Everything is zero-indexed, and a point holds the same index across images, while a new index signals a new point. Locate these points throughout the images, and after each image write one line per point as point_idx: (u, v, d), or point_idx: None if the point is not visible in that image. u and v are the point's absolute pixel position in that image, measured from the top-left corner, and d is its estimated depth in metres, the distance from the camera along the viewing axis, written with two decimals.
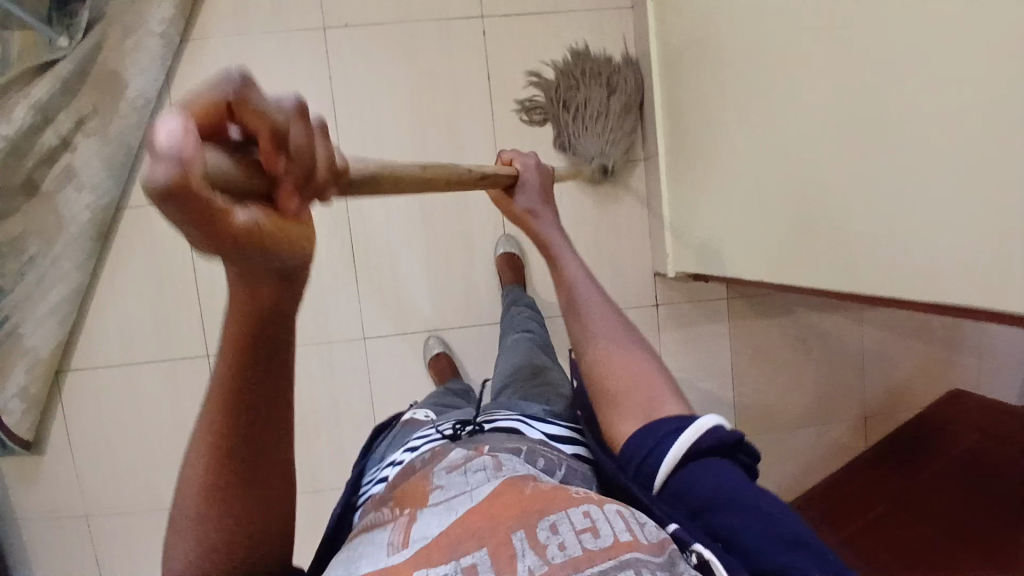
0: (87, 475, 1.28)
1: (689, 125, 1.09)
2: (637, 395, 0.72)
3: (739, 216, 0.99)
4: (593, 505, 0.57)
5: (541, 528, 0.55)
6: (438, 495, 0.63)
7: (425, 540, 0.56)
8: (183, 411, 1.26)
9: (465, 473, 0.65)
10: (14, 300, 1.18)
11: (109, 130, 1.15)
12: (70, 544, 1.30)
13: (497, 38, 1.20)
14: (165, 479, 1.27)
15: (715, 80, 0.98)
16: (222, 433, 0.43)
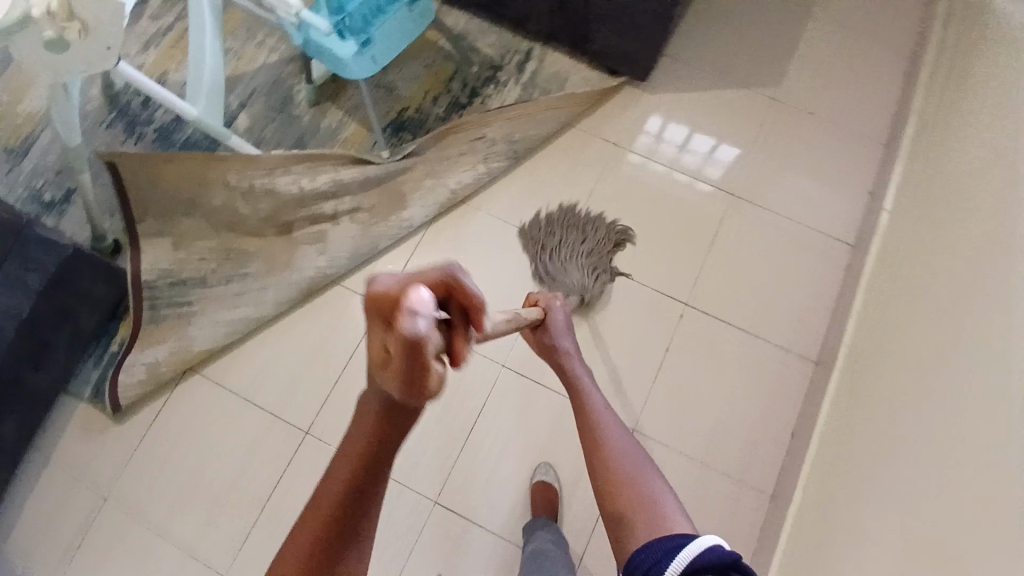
0: (133, 468, 1.28)
1: (836, 480, 1.09)
2: (640, 501, 0.76)
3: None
4: None
5: None
6: None
7: None
8: (250, 465, 1.27)
9: None
10: (209, 293, 1.34)
11: (371, 227, 1.38)
12: (67, 521, 1.25)
13: (690, 325, 1.33)
14: (188, 517, 1.25)
15: (886, 447, 1.01)
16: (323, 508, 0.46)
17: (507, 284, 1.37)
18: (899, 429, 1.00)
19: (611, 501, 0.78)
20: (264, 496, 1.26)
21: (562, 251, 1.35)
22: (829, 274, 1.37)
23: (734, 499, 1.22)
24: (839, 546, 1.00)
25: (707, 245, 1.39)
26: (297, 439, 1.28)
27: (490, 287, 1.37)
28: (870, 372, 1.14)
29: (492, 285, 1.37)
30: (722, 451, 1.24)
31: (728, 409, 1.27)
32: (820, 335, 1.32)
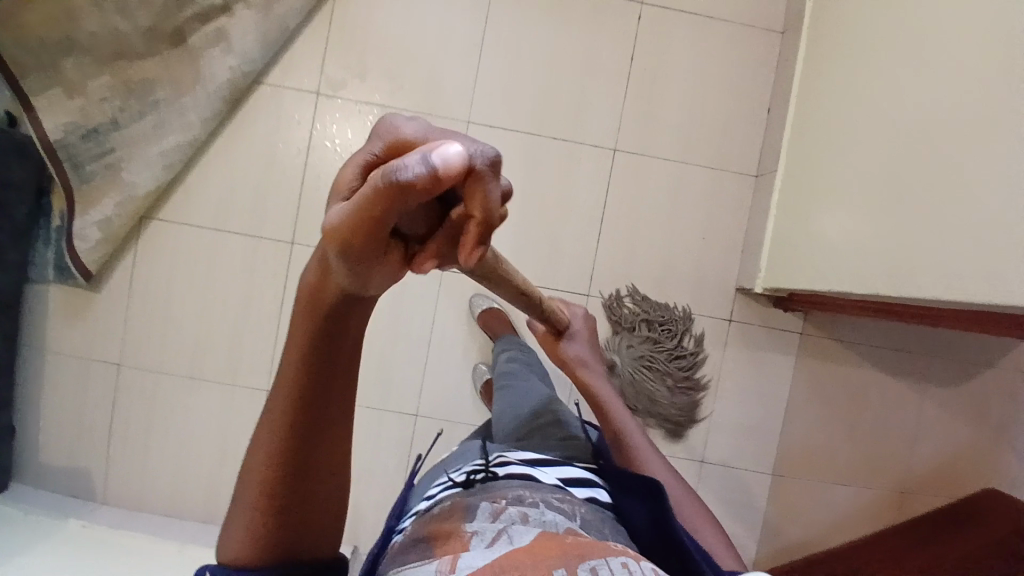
0: (133, 327, 1.25)
1: (812, 134, 1.12)
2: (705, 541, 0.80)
3: (847, 214, 0.99)
4: (632, 559, 0.55)
5: (582, 570, 0.52)
6: (470, 535, 0.60)
7: (469, 569, 0.53)
8: (248, 291, 1.24)
9: (499, 520, 0.63)
10: (128, 135, 1.18)
11: (273, 5, 1.19)
12: (93, 393, 1.25)
13: (648, 27, 1.27)
14: (207, 354, 1.24)
15: (852, 85, 1.02)
16: (267, 447, 0.41)
17: (447, 35, 1.26)
18: (865, 59, 0.99)
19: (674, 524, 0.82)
20: (273, 313, 1.25)
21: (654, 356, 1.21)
22: None
23: (719, 189, 1.27)
24: (830, 192, 1.04)
25: None
26: (286, 253, 1.25)
27: (431, 44, 1.26)
28: (828, 13, 1.11)
29: (433, 41, 1.26)
30: (697, 146, 1.27)
31: (699, 106, 1.27)
32: (777, 4, 1.28)
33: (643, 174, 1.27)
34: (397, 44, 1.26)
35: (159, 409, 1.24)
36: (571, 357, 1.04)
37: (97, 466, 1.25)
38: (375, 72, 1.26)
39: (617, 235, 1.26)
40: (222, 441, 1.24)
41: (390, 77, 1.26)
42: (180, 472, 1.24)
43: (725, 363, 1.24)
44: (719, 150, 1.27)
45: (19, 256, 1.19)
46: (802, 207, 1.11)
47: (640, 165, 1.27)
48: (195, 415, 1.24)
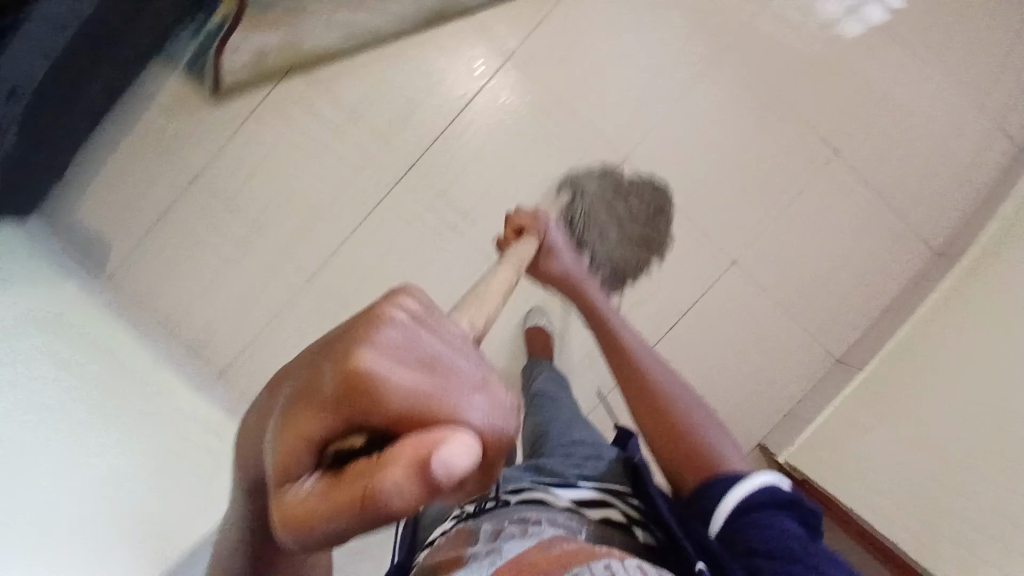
0: (231, 154, 1.25)
1: (925, 369, 1.10)
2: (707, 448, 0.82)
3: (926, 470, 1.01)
4: (612, 561, 0.58)
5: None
6: (472, 558, 0.65)
7: None
8: (348, 184, 1.25)
9: (498, 540, 0.67)
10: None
11: None
12: (164, 189, 1.27)
13: (828, 176, 1.20)
14: (281, 217, 1.26)
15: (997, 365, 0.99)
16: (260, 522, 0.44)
17: (648, 75, 1.22)
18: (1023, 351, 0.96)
19: (669, 439, 0.84)
20: (355, 216, 1.26)
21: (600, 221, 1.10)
22: (994, 148, 1.21)
23: (801, 356, 1.22)
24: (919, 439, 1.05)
25: (877, 90, 1.21)
26: (399, 178, 1.24)
27: (630, 72, 1.22)
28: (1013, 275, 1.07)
29: (633, 71, 1.22)
30: (810, 307, 1.21)
31: (834, 271, 1.21)
32: (956, 214, 1.22)
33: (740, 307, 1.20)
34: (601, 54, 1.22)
35: (220, 243, 1.27)
36: (556, 276, 1.01)
37: (129, 246, 1.28)
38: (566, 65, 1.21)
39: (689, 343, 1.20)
40: (248, 296, 1.27)
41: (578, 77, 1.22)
42: (206, 309, 1.28)
43: None
44: (824, 318, 1.21)
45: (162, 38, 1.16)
46: (875, 426, 1.11)
47: (744, 298, 1.20)
48: (243, 268, 1.26)
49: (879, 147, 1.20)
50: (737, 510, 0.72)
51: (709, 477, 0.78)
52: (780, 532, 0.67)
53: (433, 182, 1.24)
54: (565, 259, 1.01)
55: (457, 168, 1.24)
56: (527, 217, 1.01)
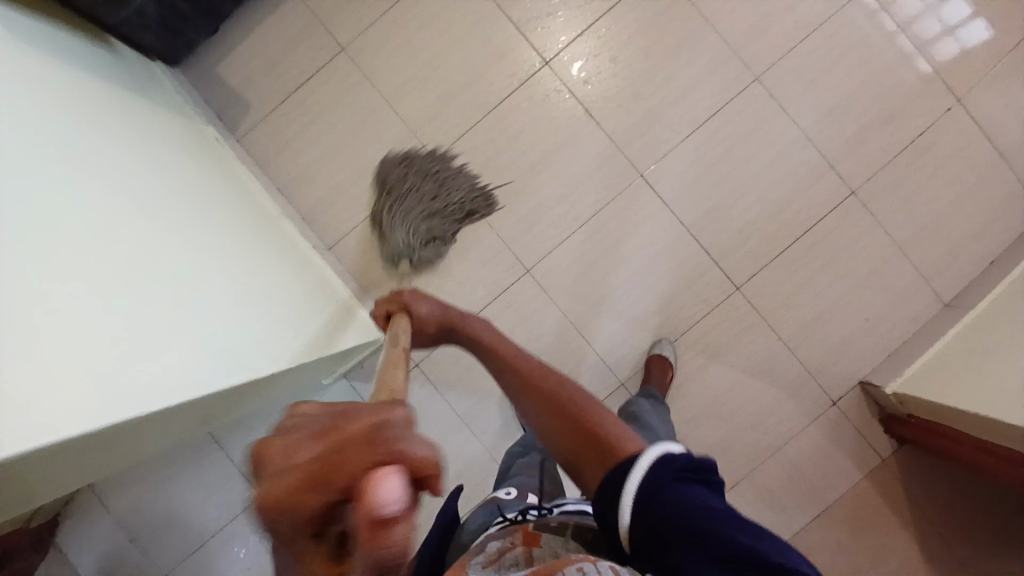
0: (374, 33, 1.27)
1: None
2: (600, 435, 0.54)
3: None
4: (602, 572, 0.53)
5: None
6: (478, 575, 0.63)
7: None
8: (483, 73, 1.26)
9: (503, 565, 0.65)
10: None
11: None
12: (302, 56, 1.29)
13: (952, 122, 1.21)
14: (410, 94, 1.27)
15: None
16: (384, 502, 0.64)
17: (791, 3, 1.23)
18: None
19: (582, 426, 0.55)
20: (485, 104, 1.26)
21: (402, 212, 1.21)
22: None
23: (908, 291, 1.21)
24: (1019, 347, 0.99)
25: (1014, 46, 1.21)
26: (532, 68, 1.25)
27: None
28: None
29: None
30: (926, 247, 1.21)
31: (949, 214, 1.21)
32: None
33: (855, 232, 1.22)
34: None
35: (343, 110, 1.28)
36: (439, 326, 0.84)
37: (258, 108, 1.29)
38: None
39: (796, 267, 1.22)
40: (366, 169, 1.27)
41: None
42: (318, 170, 1.28)
43: (800, 433, 1.21)
44: (935, 256, 1.21)
45: None
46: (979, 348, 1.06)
47: (861, 225, 1.22)
48: (364, 136, 1.27)
49: (1011, 102, 1.21)
50: (643, 493, 0.49)
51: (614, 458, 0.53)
52: (685, 498, 0.49)
53: (564, 78, 1.25)
54: (430, 307, 0.85)
55: (589, 69, 1.25)
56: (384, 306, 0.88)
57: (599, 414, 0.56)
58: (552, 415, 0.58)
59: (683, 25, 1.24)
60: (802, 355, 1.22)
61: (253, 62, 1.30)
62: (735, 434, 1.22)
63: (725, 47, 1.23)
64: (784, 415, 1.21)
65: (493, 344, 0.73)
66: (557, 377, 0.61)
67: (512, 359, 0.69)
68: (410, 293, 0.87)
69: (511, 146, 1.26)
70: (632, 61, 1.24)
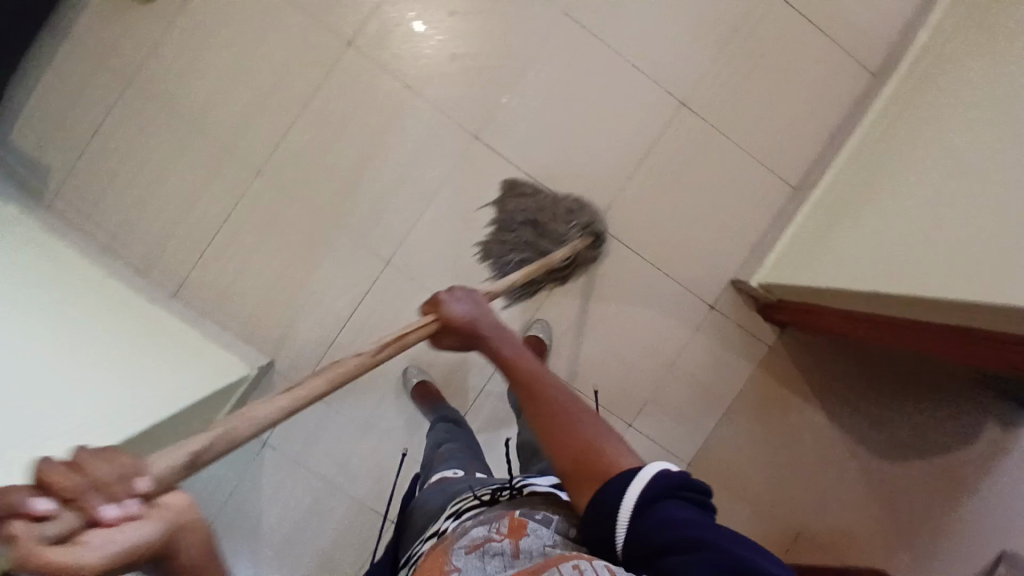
0: (162, 56, 1.17)
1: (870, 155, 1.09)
2: (591, 444, 0.60)
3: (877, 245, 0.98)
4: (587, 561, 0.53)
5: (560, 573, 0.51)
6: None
7: None
8: (287, 70, 1.17)
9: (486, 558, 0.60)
10: None
11: None
12: (89, 98, 1.17)
13: (762, 10, 1.22)
14: (216, 111, 1.17)
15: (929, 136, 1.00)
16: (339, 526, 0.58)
17: None
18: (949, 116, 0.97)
19: (584, 459, 0.59)
20: (299, 101, 1.18)
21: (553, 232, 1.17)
22: None
23: (756, 185, 1.24)
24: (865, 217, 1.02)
25: None
26: (337, 52, 1.17)
27: None
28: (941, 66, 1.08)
29: None
30: (764, 138, 1.23)
31: (779, 101, 1.23)
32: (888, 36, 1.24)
33: (695, 142, 1.23)
34: None
35: (149, 145, 1.17)
36: (455, 344, 0.78)
37: (57, 165, 1.18)
38: None
39: (648, 189, 1.23)
40: (191, 202, 1.17)
41: None
42: (139, 215, 1.17)
43: (691, 346, 1.24)
44: (774, 146, 1.24)
45: None
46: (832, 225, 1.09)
47: (699, 133, 1.23)
48: (180, 168, 1.17)
49: None
50: (642, 505, 0.54)
51: (604, 471, 0.58)
52: (681, 513, 0.53)
53: (374, 55, 1.18)
54: (462, 306, 0.77)
55: (397, 39, 1.18)
56: (431, 303, 0.80)
57: (602, 442, 0.60)
58: (546, 426, 0.62)
59: None
60: (674, 272, 1.24)
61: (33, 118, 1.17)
62: (630, 363, 1.24)
63: None
64: (672, 334, 1.24)
65: (496, 349, 0.71)
66: (562, 402, 0.63)
67: (528, 371, 0.67)
68: (456, 296, 0.78)
69: (338, 139, 1.19)
70: (438, 21, 1.19)
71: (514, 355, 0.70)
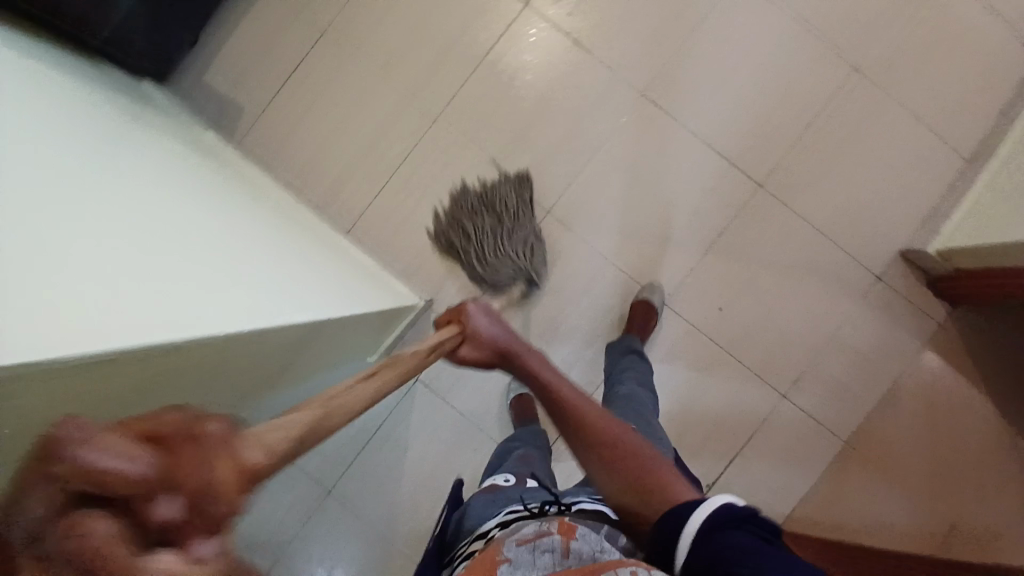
0: (355, 10, 1.25)
1: None
2: (661, 477, 0.59)
3: None
4: None
5: None
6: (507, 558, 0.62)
7: None
8: (467, 28, 1.24)
9: (535, 547, 0.63)
10: None
11: None
12: (288, 47, 1.25)
13: None
14: (400, 64, 1.24)
15: None
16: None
17: None
18: None
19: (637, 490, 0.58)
20: (474, 59, 1.24)
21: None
22: None
23: (929, 158, 1.21)
24: None
25: None
26: (517, 14, 1.23)
27: None
28: None
29: None
30: (934, 114, 1.21)
31: (950, 81, 1.20)
32: None
33: (862, 114, 1.21)
34: None
35: (335, 94, 1.24)
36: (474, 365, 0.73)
37: (253, 108, 1.25)
38: None
39: (817, 154, 1.22)
40: (369, 145, 1.24)
41: None
42: (321, 158, 1.24)
43: (850, 318, 1.20)
44: (949, 116, 1.20)
45: None
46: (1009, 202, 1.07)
47: (864, 104, 1.21)
48: (360, 115, 1.24)
49: None
50: (705, 530, 0.53)
51: (672, 498, 0.57)
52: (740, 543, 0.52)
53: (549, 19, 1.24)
54: (487, 323, 0.74)
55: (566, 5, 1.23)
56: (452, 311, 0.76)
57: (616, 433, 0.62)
58: (621, 463, 0.60)
59: None
60: (835, 242, 1.21)
61: (236, 66, 1.26)
62: (788, 330, 1.20)
63: None
64: (829, 305, 1.20)
65: (558, 391, 0.67)
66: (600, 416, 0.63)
67: (566, 391, 0.67)
68: (481, 307, 0.75)
69: (509, 96, 1.24)
70: None
71: (559, 382, 0.67)
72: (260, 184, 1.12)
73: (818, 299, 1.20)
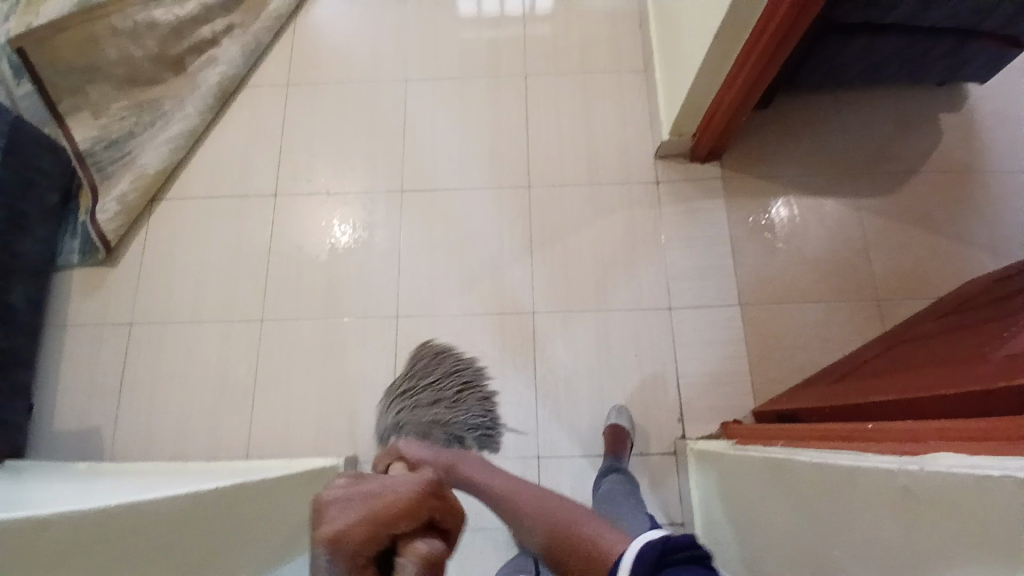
0: (142, 290, 1.34)
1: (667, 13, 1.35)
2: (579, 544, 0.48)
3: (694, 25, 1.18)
4: None
5: None
6: None
7: None
8: (239, 239, 1.37)
9: None
10: (141, 139, 1.37)
11: (248, 26, 1.47)
12: (105, 356, 1.30)
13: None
14: (206, 300, 1.33)
15: None
16: None
17: (376, 32, 1.54)
18: None
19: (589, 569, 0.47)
20: (262, 254, 1.36)
21: (769, 128, 1.39)
22: None
23: (621, 85, 1.46)
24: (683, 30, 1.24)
25: None
26: (271, 201, 1.39)
27: (360, 36, 1.53)
28: None
29: (365, 32, 1.53)
30: (597, 61, 1.48)
31: (588, 38, 1.50)
32: None
33: (554, 93, 1.46)
34: (338, 44, 1.52)
35: (168, 360, 1.30)
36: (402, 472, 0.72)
37: (108, 421, 1.26)
38: (324, 63, 1.50)
39: (548, 136, 1.43)
40: (222, 376, 1.29)
41: (336, 63, 1.50)
42: (188, 416, 1.26)
43: (666, 218, 1.36)
44: (608, 54, 1.48)
45: (52, 237, 1.31)
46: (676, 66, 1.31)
47: (550, 87, 1.46)
48: (199, 359, 1.30)
49: None
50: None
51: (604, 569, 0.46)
52: None
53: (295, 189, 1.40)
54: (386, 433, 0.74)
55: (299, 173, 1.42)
56: None
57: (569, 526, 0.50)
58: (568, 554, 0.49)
59: (333, 94, 1.48)
60: (610, 178, 1.39)
61: (72, 401, 1.28)
62: (635, 259, 1.33)
63: (369, 81, 1.49)
64: (643, 220, 1.36)
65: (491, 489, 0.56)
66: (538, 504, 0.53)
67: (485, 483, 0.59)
68: None
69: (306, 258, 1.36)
70: (322, 142, 1.44)
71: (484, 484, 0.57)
72: (153, 468, 1.15)
73: (635, 222, 1.35)
